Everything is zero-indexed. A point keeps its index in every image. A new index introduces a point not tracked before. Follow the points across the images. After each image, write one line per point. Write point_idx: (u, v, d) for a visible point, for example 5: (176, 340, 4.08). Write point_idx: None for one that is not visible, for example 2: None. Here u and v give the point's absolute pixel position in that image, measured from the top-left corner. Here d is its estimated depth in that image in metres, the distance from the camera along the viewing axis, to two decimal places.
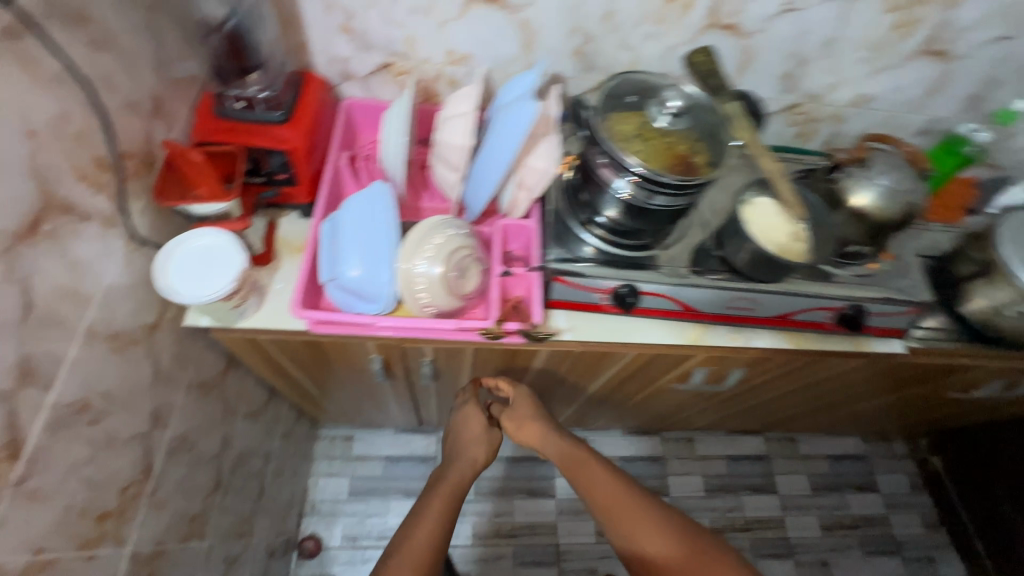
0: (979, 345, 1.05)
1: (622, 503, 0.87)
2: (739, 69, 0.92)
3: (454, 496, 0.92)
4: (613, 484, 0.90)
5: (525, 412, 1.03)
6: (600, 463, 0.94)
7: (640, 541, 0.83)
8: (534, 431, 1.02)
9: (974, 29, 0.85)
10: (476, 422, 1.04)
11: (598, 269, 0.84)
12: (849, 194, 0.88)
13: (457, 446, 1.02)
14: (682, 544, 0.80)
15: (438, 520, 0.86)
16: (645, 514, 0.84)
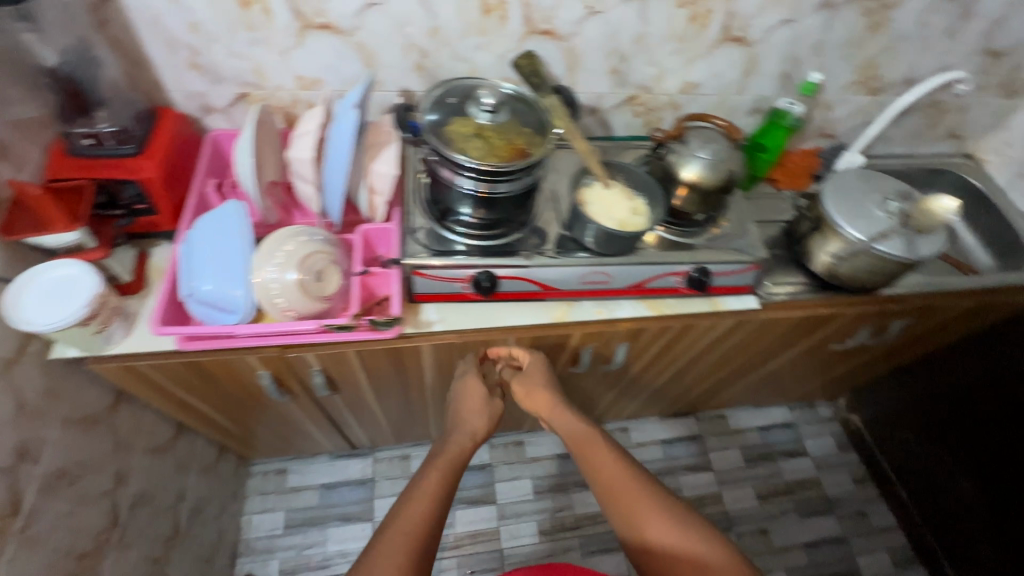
0: (832, 294, 1.14)
1: (627, 490, 0.75)
2: (570, 70, 1.02)
3: (451, 474, 0.81)
4: (619, 464, 0.79)
5: (538, 383, 0.96)
6: (607, 442, 0.84)
7: (647, 530, 0.71)
8: (546, 403, 0.94)
9: (760, 16, 0.97)
10: (478, 393, 0.95)
11: (453, 259, 0.90)
12: (675, 168, 0.97)
13: (456, 418, 0.94)
14: (695, 536, 0.68)
15: (428, 498, 0.75)
16: (651, 501, 0.73)
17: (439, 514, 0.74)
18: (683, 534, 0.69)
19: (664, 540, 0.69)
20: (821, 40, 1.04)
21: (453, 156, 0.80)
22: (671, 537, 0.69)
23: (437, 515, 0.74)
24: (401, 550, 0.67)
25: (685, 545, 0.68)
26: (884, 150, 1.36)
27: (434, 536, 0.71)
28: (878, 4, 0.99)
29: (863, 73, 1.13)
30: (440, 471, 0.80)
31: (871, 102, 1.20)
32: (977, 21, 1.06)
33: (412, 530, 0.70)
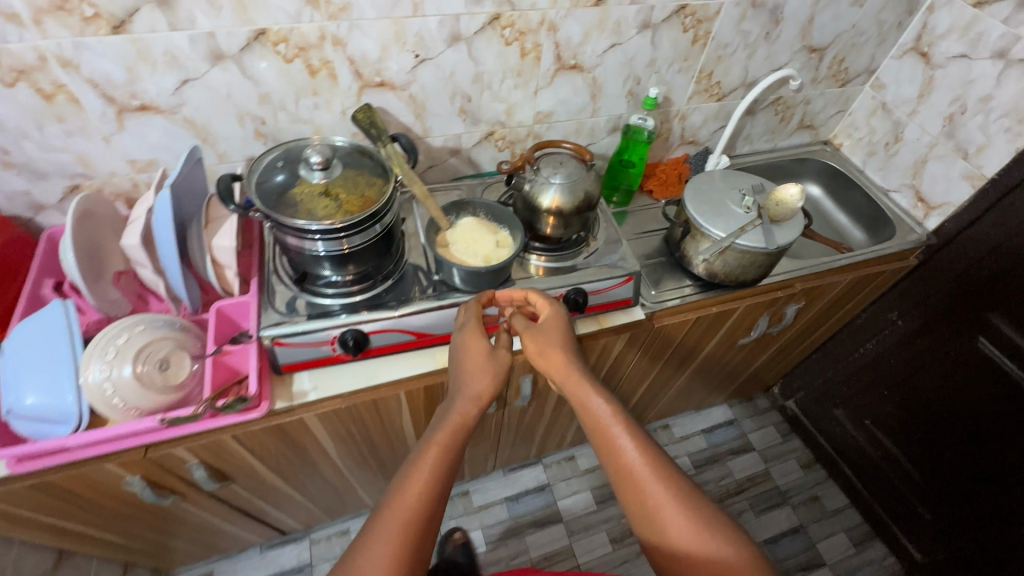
0: (718, 292, 1.17)
1: (643, 476, 0.67)
2: (418, 116, 1.03)
3: (451, 454, 0.71)
4: (640, 454, 0.69)
5: (554, 343, 0.83)
6: (629, 425, 0.72)
7: (666, 537, 0.63)
8: (561, 364, 0.81)
9: (587, 44, 1.02)
10: (481, 353, 0.82)
11: (314, 322, 0.86)
12: (534, 198, 0.97)
13: (455, 379, 0.81)
14: (720, 549, 0.60)
15: (420, 491, 0.66)
16: (673, 504, 0.64)
17: (435, 506, 0.66)
18: (707, 543, 0.61)
19: (684, 553, 0.61)
20: (653, 57, 1.09)
21: (291, 222, 0.78)
22: (692, 548, 0.61)
23: (432, 507, 0.66)
24: (390, 554, 0.60)
25: (709, 558, 0.60)
26: (748, 148, 1.44)
27: (428, 530, 0.64)
28: (695, 19, 1.06)
29: (703, 82, 1.20)
30: (437, 453, 0.70)
31: (719, 106, 1.28)
32: (789, 23, 1.15)
33: (402, 536, 0.62)
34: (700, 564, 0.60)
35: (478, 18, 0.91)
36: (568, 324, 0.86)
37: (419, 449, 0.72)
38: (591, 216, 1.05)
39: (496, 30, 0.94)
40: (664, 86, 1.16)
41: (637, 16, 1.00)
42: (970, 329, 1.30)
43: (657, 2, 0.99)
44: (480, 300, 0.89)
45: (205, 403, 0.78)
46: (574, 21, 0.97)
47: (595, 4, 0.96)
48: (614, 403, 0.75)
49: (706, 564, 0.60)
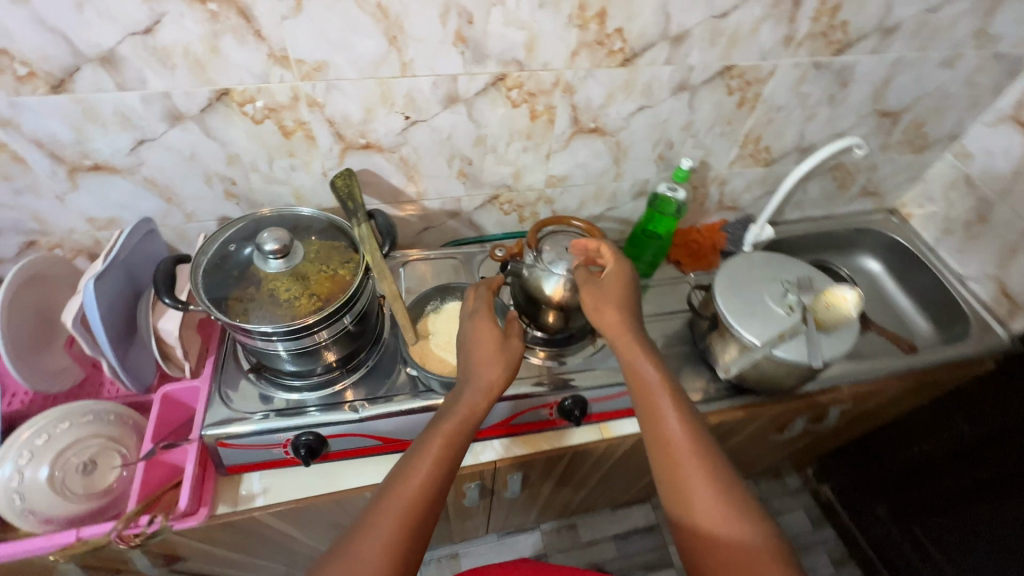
0: (745, 396, 0.99)
1: (685, 451, 0.60)
2: (410, 178, 0.90)
3: (460, 443, 0.62)
4: (685, 430, 0.62)
5: (613, 301, 0.72)
6: (676, 397, 0.65)
7: (698, 527, 0.56)
8: (616, 324, 0.70)
9: (610, 106, 0.87)
10: (491, 341, 0.69)
11: (265, 423, 0.76)
12: (534, 288, 0.82)
13: (463, 369, 0.68)
14: (757, 548, 0.53)
15: (421, 486, 0.58)
16: (713, 491, 0.57)
17: (436, 503, 0.58)
18: (744, 537, 0.54)
19: (721, 548, 0.55)
20: (689, 120, 0.93)
21: (245, 327, 0.69)
22: (729, 544, 0.54)
23: (435, 500, 0.58)
24: (382, 548, 0.53)
25: (747, 559, 0.53)
26: (799, 215, 1.25)
27: (427, 527, 0.56)
28: (743, 81, 0.89)
29: (748, 147, 1.02)
30: (444, 446, 0.61)
31: (766, 172, 1.10)
32: (858, 86, 0.96)
33: (399, 531, 0.54)
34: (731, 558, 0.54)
35: (480, 78, 0.77)
36: (633, 277, 0.75)
37: (424, 436, 0.63)
38: None
39: (501, 91, 0.80)
40: (700, 152, 1.00)
41: (672, 77, 0.84)
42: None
43: (697, 62, 0.83)
44: (491, 288, 0.78)
45: (120, 523, 0.67)
46: (595, 82, 0.82)
47: (622, 65, 0.81)
48: (665, 372, 0.67)
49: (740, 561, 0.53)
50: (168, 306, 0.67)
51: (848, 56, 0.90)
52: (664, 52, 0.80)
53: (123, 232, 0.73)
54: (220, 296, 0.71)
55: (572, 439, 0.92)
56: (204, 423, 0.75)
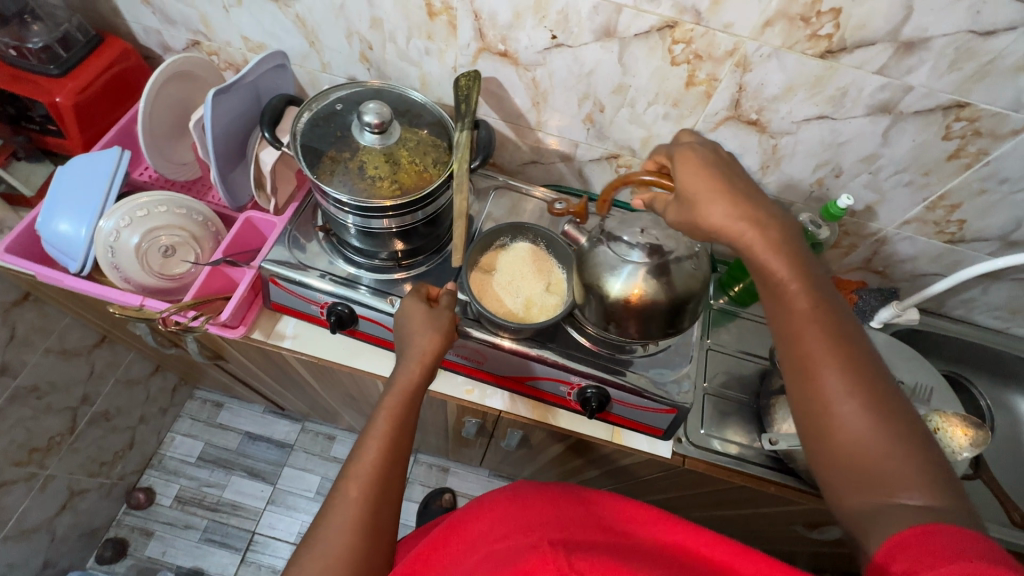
0: (788, 476, 0.87)
1: (815, 357, 0.53)
2: (535, 104, 0.85)
3: (408, 413, 0.64)
4: (824, 343, 0.53)
5: (718, 188, 0.58)
6: (814, 304, 0.54)
7: (829, 435, 0.51)
8: (733, 217, 0.57)
9: (783, 102, 0.72)
10: (420, 314, 0.70)
11: (314, 280, 0.80)
12: (599, 278, 0.70)
13: (398, 349, 0.69)
14: (896, 457, 0.48)
15: (372, 471, 0.58)
16: (854, 402, 0.50)
17: (394, 475, 0.60)
18: (872, 437, 0.49)
19: (855, 466, 0.49)
20: (875, 152, 0.76)
21: (323, 188, 0.71)
22: (862, 456, 0.49)
23: (391, 475, 0.59)
24: (349, 526, 0.55)
25: (888, 473, 0.48)
26: (961, 314, 1.01)
27: (389, 502, 0.58)
28: (971, 128, 0.69)
29: (937, 211, 0.82)
30: (389, 420, 0.62)
31: (943, 250, 0.89)
32: None
33: (360, 514, 0.56)
34: (862, 458, 0.49)
35: (646, 19, 0.68)
36: (735, 166, 0.60)
37: (372, 416, 0.63)
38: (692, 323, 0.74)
39: (665, 41, 0.70)
40: (869, 195, 0.82)
41: (878, 91, 0.68)
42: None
43: (920, 84, 0.66)
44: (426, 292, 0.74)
45: (174, 308, 0.77)
46: (778, 66, 0.68)
47: (820, 56, 0.66)
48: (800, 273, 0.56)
49: (874, 473, 0.48)
50: (267, 141, 0.74)
51: None
52: (881, 58, 0.64)
53: (257, 59, 0.76)
54: (314, 151, 0.74)
55: (580, 427, 0.87)
56: (265, 257, 0.81)
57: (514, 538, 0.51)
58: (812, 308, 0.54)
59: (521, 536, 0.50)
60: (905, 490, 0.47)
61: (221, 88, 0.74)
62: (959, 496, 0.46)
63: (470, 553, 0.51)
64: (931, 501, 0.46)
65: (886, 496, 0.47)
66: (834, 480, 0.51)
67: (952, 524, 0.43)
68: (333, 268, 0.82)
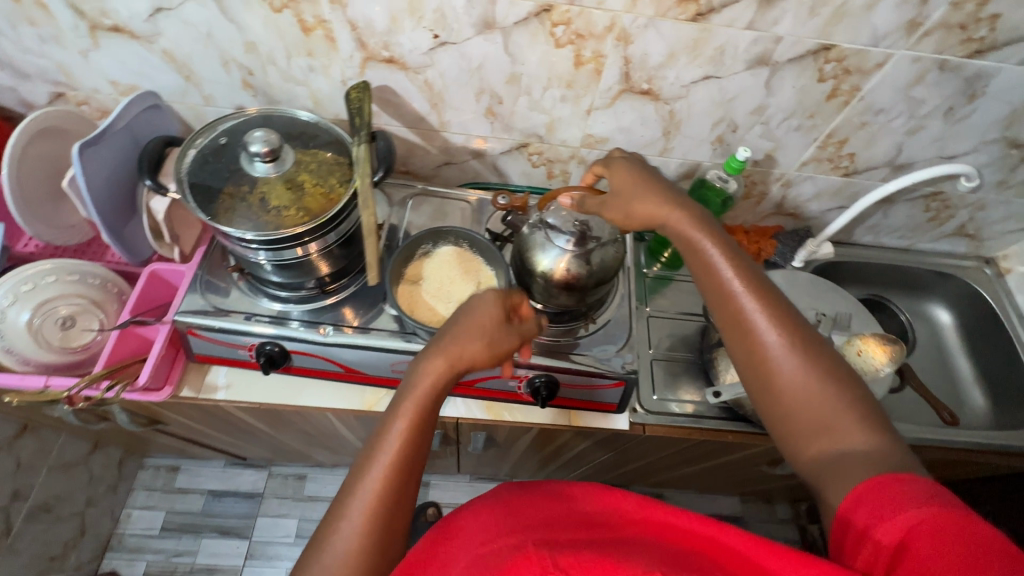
0: (741, 423, 0.91)
1: (754, 320, 0.57)
2: (434, 105, 0.84)
3: (426, 428, 0.57)
4: (758, 307, 0.57)
5: (641, 192, 0.66)
6: (742, 272, 0.59)
7: (776, 390, 0.55)
8: (658, 208, 0.65)
9: (669, 68, 0.74)
10: (484, 327, 0.59)
11: (236, 324, 0.76)
12: (531, 257, 0.76)
13: (437, 339, 0.60)
14: (835, 402, 0.53)
15: (374, 501, 0.53)
16: (791, 355, 0.55)
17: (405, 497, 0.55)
18: (811, 387, 0.53)
19: (802, 415, 0.53)
20: (762, 103, 0.79)
21: (223, 229, 0.67)
22: (807, 405, 0.53)
23: (401, 497, 0.55)
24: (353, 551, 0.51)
25: (831, 419, 0.52)
26: (869, 239, 1.09)
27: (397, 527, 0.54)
28: (840, 68, 0.73)
29: (828, 149, 0.87)
30: (407, 431, 0.55)
31: (842, 184, 0.94)
32: (989, 102, 0.77)
33: (370, 533, 0.52)
34: (804, 407, 0.53)
35: (521, 6, 0.68)
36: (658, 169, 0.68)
37: (389, 416, 0.57)
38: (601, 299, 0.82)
39: (545, 25, 0.70)
40: (766, 143, 0.87)
41: (751, 46, 0.71)
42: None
43: (787, 33, 0.69)
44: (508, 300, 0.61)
45: (82, 383, 0.71)
46: (656, 34, 0.70)
47: (692, 20, 0.68)
48: (728, 247, 0.61)
49: (818, 420, 0.53)
50: (152, 189, 0.69)
51: (988, 62, 0.71)
52: (747, 13, 0.67)
53: (123, 103, 0.72)
54: (208, 192, 0.70)
55: (538, 417, 0.88)
56: (178, 310, 0.76)
57: (500, 541, 0.50)
58: (743, 274, 0.59)
59: (507, 538, 0.50)
60: (847, 434, 0.51)
61: (84, 141, 0.69)
62: (891, 431, 0.51)
63: (454, 563, 0.49)
64: (867, 439, 0.51)
65: (831, 441, 0.52)
66: (786, 431, 0.55)
67: (889, 463, 0.48)
68: (254, 309, 0.78)
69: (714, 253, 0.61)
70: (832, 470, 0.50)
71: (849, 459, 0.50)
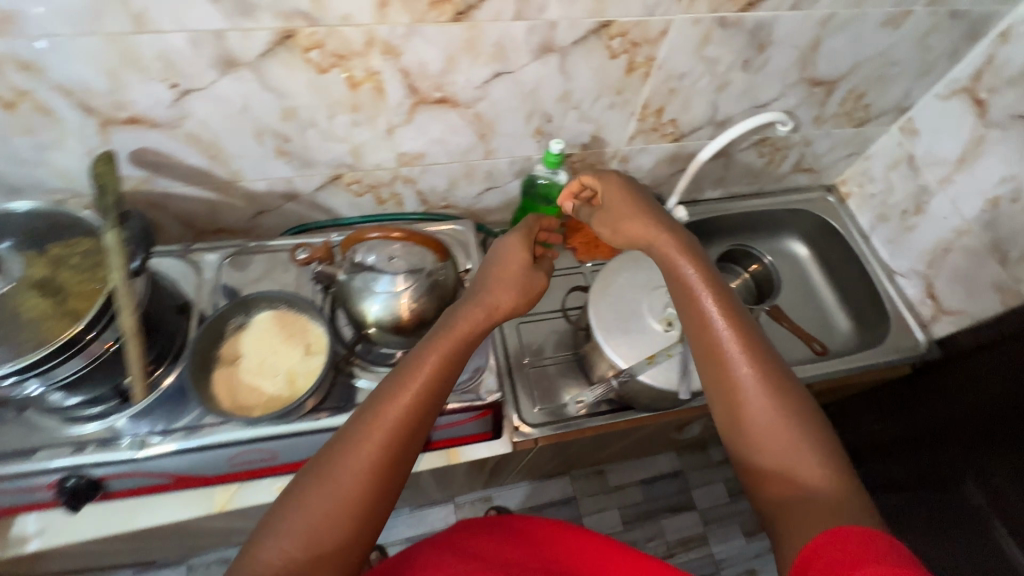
0: (629, 411, 0.88)
1: (723, 341, 0.56)
2: (214, 157, 0.73)
3: (444, 381, 0.56)
4: (730, 330, 0.57)
5: (627, 212, 0.69)
6: (719, 297, 0.60)
7: (738, 407, 0.53)
8: (642, 230, 0.66)
9: (454, 72, 0.68)
10: (513, 271, 0.66)
11: (20, 465, 0.64)
12: (356, 306, 0.70)
13: (476, 283, 0.66)
14: (800, 437, 0.50)
15: (378, 439, 0.50)
16: (759, 377, 0.53)
17: (404, 457, 0.52)
18: (775, 410, 0.51)
19: (762, 437, 0.51)
20: (565, 89, 0.75)
21: None
22: (771, 427, 0.51)
23: (398, 459, 0.51)
24: (358, 477, 0.49)
25: (791, 451, 0.49)
26: (720, 190, 1.10)
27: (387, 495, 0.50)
28: (627, 41, 0.70)
29: (649, 120, 0.85)
30: (428, 375, 0.55)
31: (675, 148, 0.93)
32: (779, 49, 0.77)
33: (364, 477, 0.49)
34: (767, 431, 0.51)
35: (258, 36, 0.58)
36: (653, 200, 0.70)
37: (416, 352, 0.57)
38: None
39: (296, 52, 0.61)
40: (587, 126, 0.83)
41: (529, 35, 0.65)
42: (961, 467, 0.90)
43: (559, 17, 0.64)
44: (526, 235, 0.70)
45: None
46: (424, 41, 0.63)
47: (454, 20, 0.61)
48: (709, 274, 0.62)
49: (781, 446, 0.50)
50: None
51: (763, 12, 0.70)
52: (509, 4, 0.61)
53: None
54: None
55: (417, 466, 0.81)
56: None
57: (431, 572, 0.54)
58: (718, 300, 0.59)
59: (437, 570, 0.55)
60: (807, 469, 0.48)
61: None
62: (857, 480, 0.47)
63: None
64: (828, 478, 0.47)
65: (790, 471, 0.48)
66: (745, 449, 0.52)
67: (848, 506, 0.45)
68: (44, 439, 0.66)
69: (692, 276, 0.62)
70: (789, 494, 0.47)
71: (806, 495, 0.46)
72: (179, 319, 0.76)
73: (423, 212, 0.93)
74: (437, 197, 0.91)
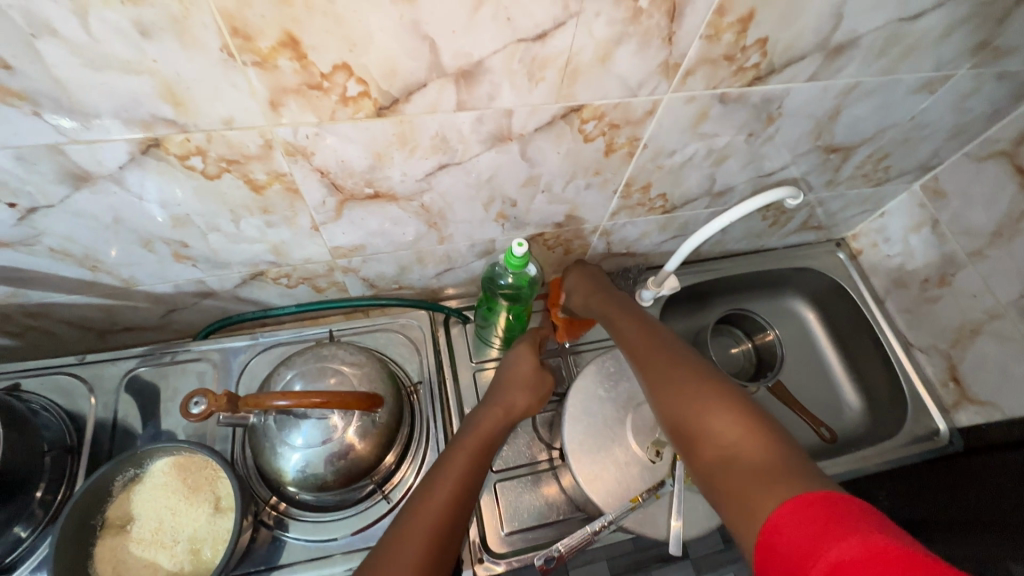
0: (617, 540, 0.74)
1: (645, 336, 0.64)
2: (95, 267, 0.59)
3: (479, 464, 0.60)
4: (645, 329, 0.65)
5: (583, 287, 0.79)
6: (636, 311, 0.70)
7: (655, 378, 0.58)
8: (584, 291, 0.78)
9: (387, 168, 0.54)
10: (529, 372, 0.71)
11: None
12: (269, 459, 0.57)
13: (494, 386, 0.71)
14: (712, 389, 0.53)
15: (428, 525, 0.52)
16: (670, 353, 0.60)
17: (453, 532, 0.53)
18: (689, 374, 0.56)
19: (676, 393, 0.54)
20: (531, 174, 0.61)
21: None
22: (682, 384, 0.55)
23: (447, 531, 0.53)
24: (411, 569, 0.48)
25: (701, 406, 0.51)
26: (716, 250, 0.96)
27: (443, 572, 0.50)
28: (605, 124, 0.56)
29: (634, 196, 0.71)
30: (468, 461, 0.59)
31: (665, 219, 0.79)
32: (790, 121, 0.63)
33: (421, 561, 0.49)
34: (680, 390, 0.54)
35: (113, 148, 0.44)
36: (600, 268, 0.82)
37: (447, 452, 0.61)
38: (396, 458, 0.65)
39: (169, 161, 0.47)
40: (560, 207, 0.69)
41: (478, 125, 0.51)
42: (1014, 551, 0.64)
43: (515, 104, 0.50)
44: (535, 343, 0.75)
45: None
46: (341, 140, 0.49)
47: (377, 116, 0.47)
48: (634, 301, 0.72)
49: (693, 397, 0.53)
50: None
51: (773, 85, 0.56)
52: (447, 95, 0.47)
53: None
54: None
55: None
56: None
57: None
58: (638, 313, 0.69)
59: None
60: (715, 424, 0.49)
61: None
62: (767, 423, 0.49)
63: None
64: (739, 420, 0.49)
65: (704, 416, 0.51)
66: (667, 408, 0.54)
67: (761, 441, 0.46)
68: None
69: (618, 302, 0.72)
70: (713, 436, 0.49)
71: (724, 436, 0.48)
72: (63, 459, 0.62)
73: (370, 297, 0.79)
74: (387, 282, 0.78)
